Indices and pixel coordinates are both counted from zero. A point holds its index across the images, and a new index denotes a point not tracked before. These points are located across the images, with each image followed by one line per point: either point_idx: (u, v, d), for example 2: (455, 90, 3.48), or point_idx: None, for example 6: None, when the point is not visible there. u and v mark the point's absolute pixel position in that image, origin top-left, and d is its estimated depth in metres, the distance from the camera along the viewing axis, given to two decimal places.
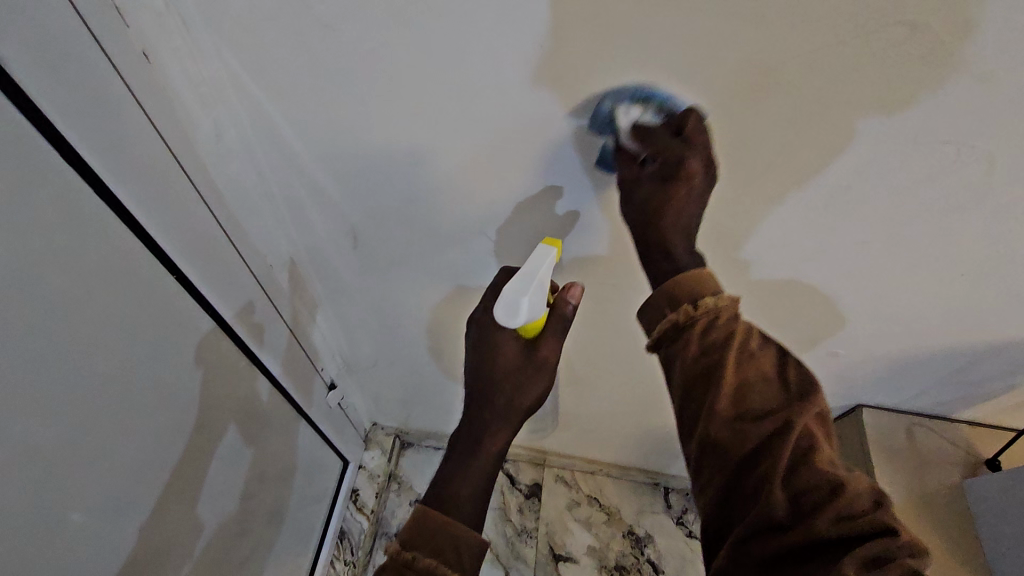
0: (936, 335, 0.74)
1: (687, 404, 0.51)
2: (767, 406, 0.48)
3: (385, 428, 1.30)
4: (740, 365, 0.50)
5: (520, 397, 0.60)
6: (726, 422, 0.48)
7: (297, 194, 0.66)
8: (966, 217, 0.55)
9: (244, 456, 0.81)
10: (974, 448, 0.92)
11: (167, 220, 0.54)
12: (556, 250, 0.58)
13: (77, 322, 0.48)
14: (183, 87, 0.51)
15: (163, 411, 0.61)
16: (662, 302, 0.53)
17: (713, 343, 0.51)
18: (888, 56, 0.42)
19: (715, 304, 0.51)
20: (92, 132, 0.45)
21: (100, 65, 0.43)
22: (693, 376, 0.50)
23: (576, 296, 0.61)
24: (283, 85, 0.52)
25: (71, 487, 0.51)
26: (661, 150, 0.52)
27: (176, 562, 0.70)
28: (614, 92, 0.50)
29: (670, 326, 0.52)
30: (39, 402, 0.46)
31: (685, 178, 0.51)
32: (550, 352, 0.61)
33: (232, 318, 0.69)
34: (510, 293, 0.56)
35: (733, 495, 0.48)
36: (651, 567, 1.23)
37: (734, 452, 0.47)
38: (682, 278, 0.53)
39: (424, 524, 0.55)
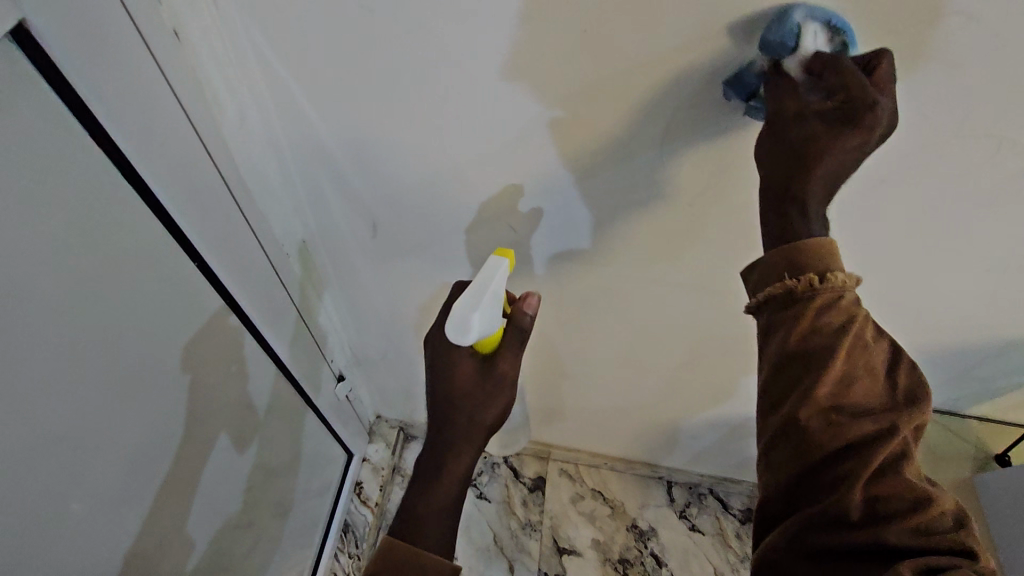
0: (955, 332, 0.73)
1: (783, 379, 0.47)
2: (869, 405, 0.46)
3: (389, 421, 1.29)
4: (852, 352, 0.46)
5: (481, 415, 0.59)
6: (824, 411, 0.45)
7: (317, 181, 0.65)
8: (996, 210, 0.54)
9: (248, 449, 0.79)
10: (986, 446, 0.94)
11: (190, 202, 0.54)
12: (510, 262, 0.58)
13: (91, 307, 0.47)
14: (211, 65, 0.51)
15: (172, 401, 0.60)
16: (778, 264, 0.47)
17: (829, 324, 0.46)
18: (927, 44, 0.42)
19: (841, 279, 0.46)
20: (123, 111, 0.44)
21: (132, 43, 0.43)
22: (800, 352, 0.46)
23: (533, 307, 0.60)
24: (310, 69, 0.52)
25: (75, 475, 0.50)
26: (845, 84, 0.42)
27: (178, 554, 0.69)
28: (814, 6, 0.41)
29: (781, 293, 0.47)
30: (49, 387, 0.45)
31: (869, 125, 0.41)
32: (508, 367, 0.59)
33: (247, 305, 0.68)
34: (462, 308, 0.55)
35: (807, 481, 0.46)
36: (654, 560, 1.23)
37: (825, 444, 0.45)
38: (822, 243, 0.45)
39: (391, 555, 0.54)
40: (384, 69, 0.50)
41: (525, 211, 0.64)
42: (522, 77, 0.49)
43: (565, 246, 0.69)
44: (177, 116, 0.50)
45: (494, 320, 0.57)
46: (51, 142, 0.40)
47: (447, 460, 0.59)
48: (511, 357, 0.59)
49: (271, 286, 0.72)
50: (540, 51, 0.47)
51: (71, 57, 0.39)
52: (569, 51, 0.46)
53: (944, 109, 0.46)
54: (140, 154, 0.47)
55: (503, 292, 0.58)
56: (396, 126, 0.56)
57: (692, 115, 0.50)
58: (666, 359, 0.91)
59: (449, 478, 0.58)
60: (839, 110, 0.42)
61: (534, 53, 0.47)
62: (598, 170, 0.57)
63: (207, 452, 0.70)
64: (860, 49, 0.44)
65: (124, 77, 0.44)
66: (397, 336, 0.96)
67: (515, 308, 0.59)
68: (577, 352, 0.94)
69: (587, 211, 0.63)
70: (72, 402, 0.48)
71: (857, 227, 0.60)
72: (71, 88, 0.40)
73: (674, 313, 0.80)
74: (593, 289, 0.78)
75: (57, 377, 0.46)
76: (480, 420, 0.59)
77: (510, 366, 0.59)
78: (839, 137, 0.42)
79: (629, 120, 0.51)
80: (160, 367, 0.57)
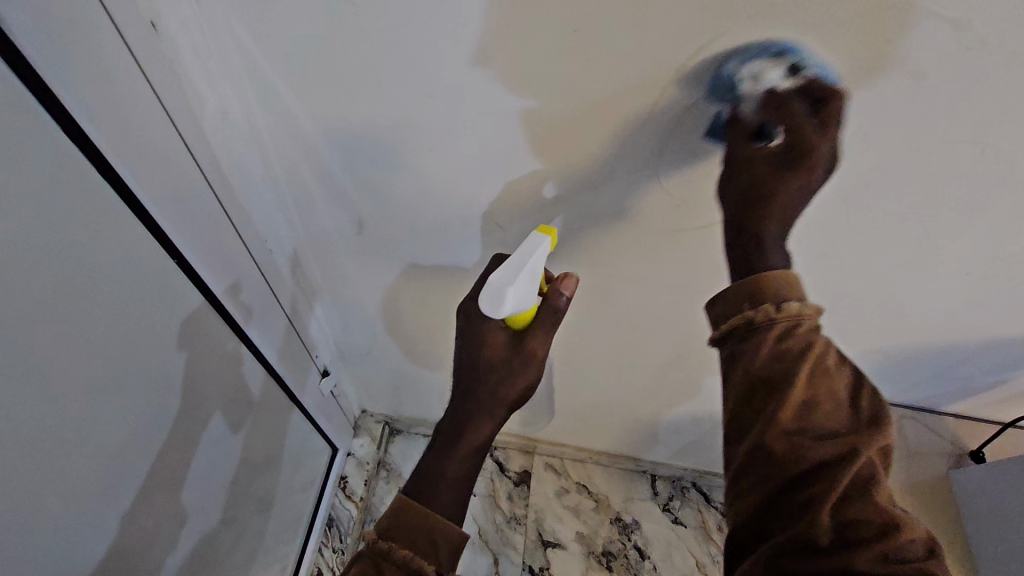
0: (934, 333, 0.75)
1: (749, 403, 0.52)
2: (830, 429, 0.49)
3: (374, 415, 1.28)
4: (812, 380, 0.50)
5: (506, 389, 0.58)
6: (785, 434, 0.49)
7: (302, 174, 0.64)
8: (979, 214, 0.55)
9: (232, 444, 0.78)
10: (959, 440, 0.95)
11: (168, 193, 0.52)
12: (551, 238, 0.55)
13: (65, 303, 0.45)
14: (190, 58, 0.49)
15: (156, 396, 0.59)
16: (742, 297, 0.52)
17: (789, 351, 0.50)
18: (920, 48, 0.42)
19: (797, 311, 0.51)
20: (94, 103, 0.43)
21: (106, 34, 0.42)
22: (759, 379, 0.51)
23: (570, 288, 0.58)
24: (297, 61, 0.50)
25: (53, 475, 0.49)
26: (794, 128, 0.48)
27: (158, 554, 0.67)
28: (746, 53, 0.46)
29: (744, 324, 0.52)
30: (24, 387, 0.44)
31: (810, 167, 0.47)
32: (539, 346, 0.57)
33: (228, 303, 0.66)
34: (498, 281, 0.53)
35: (775, 505, 0.50)
36: (637, 552, 1.24)
37: (789, 467, 0.49)
38: (781, 275, 0.50)
39: (400, 518, 0.55)
40: (374, 64, 0.50)
41: (550, 198, 0.62)
42: (517, 74, 0.49)
43: (555, 243, 0.69)
44: (151, 105, 0.48)
45: (530, 296, 0.56)
46: (20, 136, 0.39)
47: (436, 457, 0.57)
48: (542, 336, 0.57)
49: (255, 281, 0.70)
50: (532, 46, 0.46)
51: (34, 38, 0.37)
52: (562, 48, 0.46)
53: (932, 113, 0.47)
54: (113, 144, 0.45)
55: (543, 267, 0.56)
56: (382, 118, 0.55)
57: (680, 114, 0.50)
58: (651, 355, 0.91)
59: (465, 450, 0.57)
60: (791, 153, 0.48)
61: (527, 48, 0.46)
62: (588, 167, 0.57)
63: (192, 448, 0.68)
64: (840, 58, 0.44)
65: (95, 64, 0.42)
66: (383, 331, 0.96)
67: (551, 287, 0.58)
68: (561, 349, 0.94)
69: (577, 208, 0.63)
70: (51, 400, 0.47)
71: (842, 230, 0.60)
72: (34, 73, 0.38)
73: (662, 311, 0.80)
74: (580, 286, 0.78)
75: (35, 375, 0.44)
76: (504, 395, 0.58)
77: (539, 345, 0.57)
78: (787, 177, 0.48)
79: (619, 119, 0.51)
80: (143, 361, 0.56)
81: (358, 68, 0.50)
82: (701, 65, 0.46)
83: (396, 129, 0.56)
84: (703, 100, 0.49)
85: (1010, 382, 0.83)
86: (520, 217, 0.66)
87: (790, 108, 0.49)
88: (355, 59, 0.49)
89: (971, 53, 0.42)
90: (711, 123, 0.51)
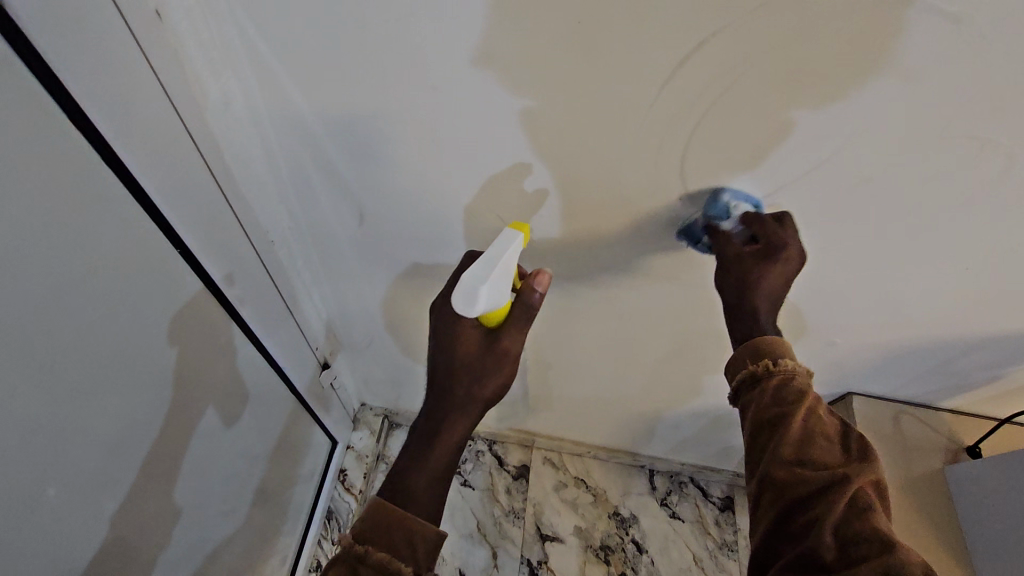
0: (931, 329, 0.75)
1: (754, 443, 0.55)
2: (828, 462, 0.51)
3: (374, 408, 1.29)
4: (808, 419, 0.54)
5: (480, 387, 0.58)
6: (786, 464, 0.51)
7: (304, 166, 0.64)
8: (977, 210, 0.56)
9: (232, 434, 0.78)
10: (955, 435, 0.95)
11: (170, 183, 0.53)
12: (524, 234, 0.57)
13: (64, 288, 0.45)
14: (193, 47, 0.49)
15: (154, 384, 0.59)
16: (743, 355, 0.58)
17: (787, 397, 0.54)
18: (919, 43, 0.43)
19: (791, 366, 0.55)
20: (100, 91, 0.43)
21: (113, 24, 0.42)
22: (762, 420, 0.54)
23: (543, 284, 0.58)
24: (300, 52, 0.50)
25: (54, 460, 0.49)
26: (767, 232, 0.58)
27: (157, 541, 0.67)
28: (734, 191, 0.59)
29: (748, 377, 0.57)
30: (25, 372, 0.44)
31: (784, 260, 0.58)
32: (511, 344, 0.59)
33: (229, 292, 0.67)
34: (471, 279, 0.54)
35: (781, 532, 0.51)
36: (634, 546, 1.25)
37: (791, 494, 0.50)
38: (774, 339, 0.57)
39: (375, 519, 0.52)
40: (377, 56, 0.50)
41: (531, 190, 0.62)
42: (520, 65, 0.49)
43: (557, 236, 0.69)
44: (154, 93, 0.48)
45: (504, 293, 0.57)
46: (27, 124, 0.39)
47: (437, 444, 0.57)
48: (515, 334, 0.59)
49: (255, 272, 0.71)
50: (535, 37, 0.46)
51: (41, 27, 0.37)
52: (565, 40, 0.46)
53: (932, 108, 0.47)
54: (117, 132, 0.46)
55: (515, 264, 0.57)
56: (384, 110, 0.55)
57: (682, 107, 0.50)
58: (650, 349, 0.91)
59: (442, 449, 0.57)
60: (766, 249, 0.58)
61: (531, 38, 0.46)
62: (588, 160, 0.57)
63: (192, 438, 0.68)
64: (844, 54, 0.44)
65: (98, 52, 0.42)
66: (383, 324, 0.96)
67: (525, 283, 0.58)
68: (562, 342, 0.94)
69: (578, 201, 0.63)
70: (49, 387, 0.47)
71: (841, 225, 0.60)
72: (41, 62, 0.38)
73: (667, 306, 0.80)
74: (579, 279, 0.78)
75: (36, 360, 0.45)
76: (478, 393, 0.58)
77: (513, 343, 0.59)
78: (768, 266, 0.58)
79: (620, 112, 0.51)
80: (143, 349, 0.56)
81: (361, 60, 0.50)
82: (703, 59, 0.46)
83: (398, 120, 0.56)
84: (706, 95, 0.49)
85: (1006, 377, 0.84)
86: (520, 209, 0.66)
87: (790, 107, 0.49)
88: (358, 50, 0.50)
89: (970, 48, 0.42)
90: (714, 117, 0.51)
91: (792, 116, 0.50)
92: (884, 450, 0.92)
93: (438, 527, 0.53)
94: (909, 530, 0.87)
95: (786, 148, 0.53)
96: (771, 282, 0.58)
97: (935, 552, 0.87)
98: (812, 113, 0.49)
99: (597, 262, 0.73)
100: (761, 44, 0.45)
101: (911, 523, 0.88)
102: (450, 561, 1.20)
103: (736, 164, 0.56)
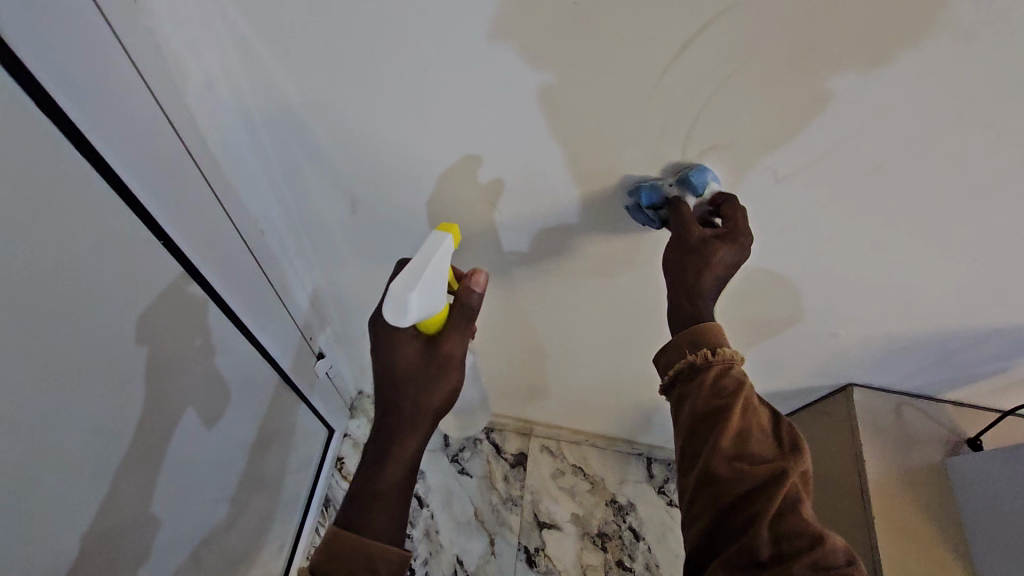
0: (937, 323, 0.74)
1: (692, 436, 0.53)
2: (764, 455, 0.51)
3: (370, 397, 1.31)
4: (745, 412, 0.52)
5: (427, 398, 0.57)
6: (725, 460, 0.50)
7: (293, 155, 0.62)
8: (991, 201, 0.54)
9: (230, 426, 0.77)
10: (956, 428, 0.94)
11: (150, 171, 0.50)
12: (452, 236, 0.56)
13: (55, 285, 0.43)
14: (171, 27, 0.47)
15: (148, 374, 0.57)
16: (684, 344, 0.56)
17: (724, 388, 0.53)
18: (931, 28, 0.41)
19: (730, 354, 0.54)
20: (76, 84, 0.41)
21: (88, 12, 0.40)
22: (702, 413, 0.53)
23: (481, 284, 0.57)
24: (287, 34, 0.49)
25: (61, 457, 0.48)
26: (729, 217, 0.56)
27: (162, 534, 0.66)
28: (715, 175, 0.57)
29: (687, 366, 0.55)
30: (26, 375, 0.43)
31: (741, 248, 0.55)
32: (453, 347, 0.57)
33: (217, 284, 0.64)
34: (398, 288, 0.53)
35: (718, 529, 0.49)
36: (632, 533, 1.25)
37: (729, 491, 0.49)
38: (714, 324, 0.55)
39: (333, 549, 0.52)
40: (377, 32, 0.48)
41: (486, 180, 0.63)
42: (531, 38, 0.46)
43: (557, 225, 0.68)
44: (129, 77, 0.45)
45: (436, 298, 0.56)
46: (11, 129, 0.37)
47: (390, 445, 0.57)
48: (456, 337, 0.57)
49: (245, 260, 0.69)
50: (541, 10, 0.44)
51: (15, 17, 0.36)
52: (574, 17, 0.44)
53: (947, 96, 0.46)
54: (95, 125, 0.43)
55: (446, 268, 0.56)
56: (378, 96, 0.54)
57: (690, 90, 0.49)
58: (646, 342, 0.92)
59: (393, 467, 0.56)
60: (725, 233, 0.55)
61: (540, 12, 0.44)
62: (589, 147, 0.56)
63: (190, 431, 0.67)
64: (868, 29, 0.42)
65: (68, 29, 0.39)
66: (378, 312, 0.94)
67: (462, 284, 0.57)
68: (556, 333, 0.94)
69: (578, 189, 0.61)
70: (46, 378, 0.45)
71: (847, 217, 0.59)
72: (21, 65, 0.37)
73: (657, 301, 0.80)
74: (575, 269, 0.76)
75: (33, 363, 0.43)
76: (425, 406, 0.57)
77: (455, 347, 0.58)
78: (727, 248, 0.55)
79: (624, 96, 0.50)
80: (134, 339, 0.53)
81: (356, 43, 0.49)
82: (717, 35, 0.44)
83: (396, 102, 0.54)
84: (717, 76, 0.47)
85: (1011, 371, 0.83)
86: (517, 198, 0.64)
87: (807, 85, 0.47)
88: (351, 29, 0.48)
89: (990, 34, 0.41)
90: (724, 99, 0.49)
91: (833, 85, 0.46)
92: (886, 443, 0.91)
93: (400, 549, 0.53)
94: (908, 522, 0.86)
95: (825, 121, 0.49)
96: (727, 263, 0.55)
97: (933, 544, 0.85)
98: (852, 74, 0.46)
99: (596, 251, 0.72)
100: (763, 28, 0.43)
101: (912, 516, 0.86)
102: (448, 549, 1.18)
103: (737, 152, 0.54)
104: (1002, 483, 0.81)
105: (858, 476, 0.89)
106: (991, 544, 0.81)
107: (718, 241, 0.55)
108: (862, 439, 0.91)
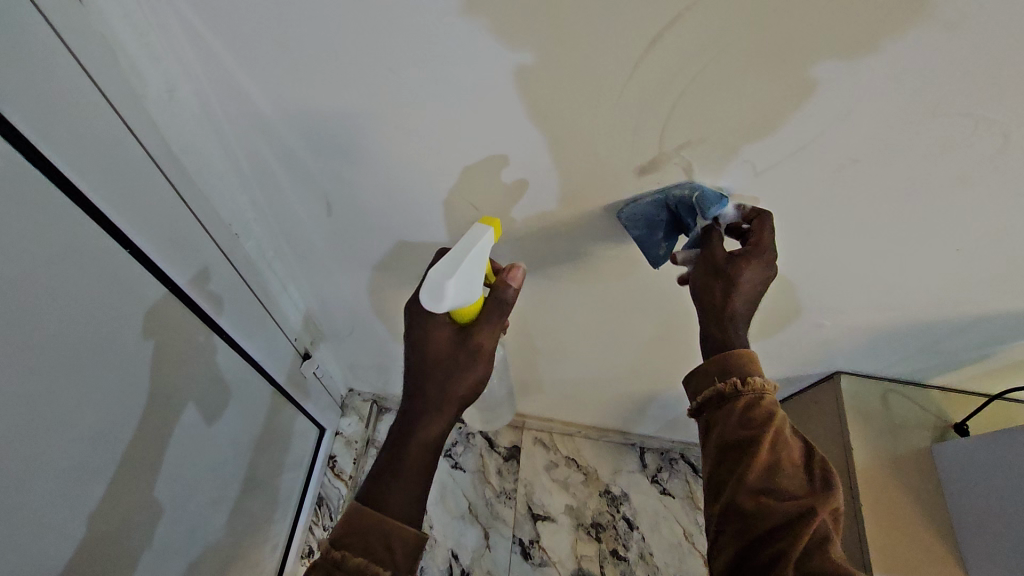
0: (924, 311, 0.74)
1: (721, 466, 0.54)
2: (793, 491, 0.50)
3: (362, 394, 1.30)
4: (776, 444, 0.52)
5: (455, 384, 0.55)
6: (752, 493, 0.50)
7: (264, 157, 0.61)
8: (973, 190, 0.54)
9: (224, 433, 0.75)
10: (943, 413, 0.95)
11: (113, 184, 0.48)
12: (493, 230, 0.56)
13: (26, 303, 0.42)
14: (124, 30, 0.46)
15: (136, 384, 0.55)
16: (713, 370, 0.57)
17: (753, 418, 0.53)
18: (896, 17, 0.41)
19: (760, 385, 0.54)
20: (30, 98, 0.40)
21: (35, 25, 0.39)
22: (729, 443, 0.53)
23: (517, 280, 0.58)
24: (248, 34, 0.48)
25: (51, 479, 0.47)
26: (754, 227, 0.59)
27: (161, 547, 0.65)
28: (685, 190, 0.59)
29: (716, 395, 0.56)
30: (9, 400, 0.42)
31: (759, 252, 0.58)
32: (485, 340, 0.56)
33: (188, 289, 0.62)
34: (437, 274, 0.53)
35: (744, 563, 0.49)
36: (626, 523, 1.26)
37: (756, 525, 0.49)
38: (746, 353, 0.56)
39: (354, 523, 0.48)
40: (352, 26, 0.46)
41: (510, 181, 0.61)
42: (503, 32, 0.45)
43: (537, 221, 0.67)
44: (85, 86, 0.44)
45: (474, 288, 0.55)
46: None
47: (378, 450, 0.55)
48: (488, 330, 0.57)
49: (223, 265, 0.67)
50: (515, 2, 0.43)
51: None
52: (548, 10, 0.43)
53: (920, 87, 0.45)
54: (57, 143, 0.42)
55: (485, 259, 0.56)
56: (348, 98, 0.53)
57: (664, 85, 0.48)
58: (636, 335, 0.91)
59: (415, 449, 0.53)
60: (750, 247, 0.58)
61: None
62: (565, 143, 0.55)
63: (184, 441, 0.65)
64: (844, 16, 0.41)
65: (16, 39, 0.38)
66: (364, 310, 0.94)
67: (498, 278, 0.57)
68: (547, 328, 0.93)
69: (561, 186, 0.61)
70: (29, 394, 0.43)
71: (828, 209, 0.59)
72: None
73: (645, 292, 0.79)
74: (560, 263, 0.76)
75: (13, 387, 0.42)
76: (452, 391, 0.55)
77: (486, 339, 0.57)
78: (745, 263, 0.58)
79: (593, 93, 0.49)
80: (117, 350, 0.52)
81: (322, 43, 0.48)
82: (693, 27, 0.43)
83: (366, 102, 0.53)
84: (691, 69, 0.46)
85: (994, 356, 0.84)
86: (495, 195, 0.64)
87: (780, 77, 0.46)
88: (324, 26, 0.47)
89: (955, 26, 0.41)
90: (699, 92, 0.48)
91: (813, 74, 0.46)
92: (874, 430, 0.92)
93: (418, 530, 0.50)
94: (896, 507, 0.86)
95: (807, 112, 0.49)
96: (753, 281, 0.58)
97: (919, 527, 0.86)
98: (830, 63, 0.45)
99: (578, 245, 0.71)
100: (730, 23, 0.43)
101: (899, 501, 0.87)
102: (443, 543, 1.18)
103: (715, 148, 0.54)
104: (988, 467, 0.82)
105: (846, 463, 0.90)
106: (980, 527, 0.82)
107: (744, 259, 0.58)
108: (850, 426, 0.91)
